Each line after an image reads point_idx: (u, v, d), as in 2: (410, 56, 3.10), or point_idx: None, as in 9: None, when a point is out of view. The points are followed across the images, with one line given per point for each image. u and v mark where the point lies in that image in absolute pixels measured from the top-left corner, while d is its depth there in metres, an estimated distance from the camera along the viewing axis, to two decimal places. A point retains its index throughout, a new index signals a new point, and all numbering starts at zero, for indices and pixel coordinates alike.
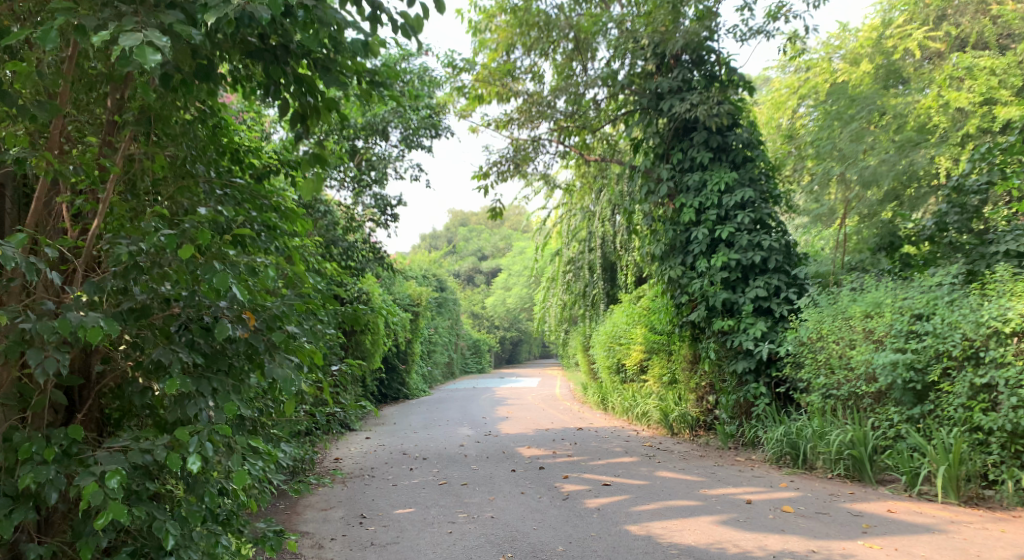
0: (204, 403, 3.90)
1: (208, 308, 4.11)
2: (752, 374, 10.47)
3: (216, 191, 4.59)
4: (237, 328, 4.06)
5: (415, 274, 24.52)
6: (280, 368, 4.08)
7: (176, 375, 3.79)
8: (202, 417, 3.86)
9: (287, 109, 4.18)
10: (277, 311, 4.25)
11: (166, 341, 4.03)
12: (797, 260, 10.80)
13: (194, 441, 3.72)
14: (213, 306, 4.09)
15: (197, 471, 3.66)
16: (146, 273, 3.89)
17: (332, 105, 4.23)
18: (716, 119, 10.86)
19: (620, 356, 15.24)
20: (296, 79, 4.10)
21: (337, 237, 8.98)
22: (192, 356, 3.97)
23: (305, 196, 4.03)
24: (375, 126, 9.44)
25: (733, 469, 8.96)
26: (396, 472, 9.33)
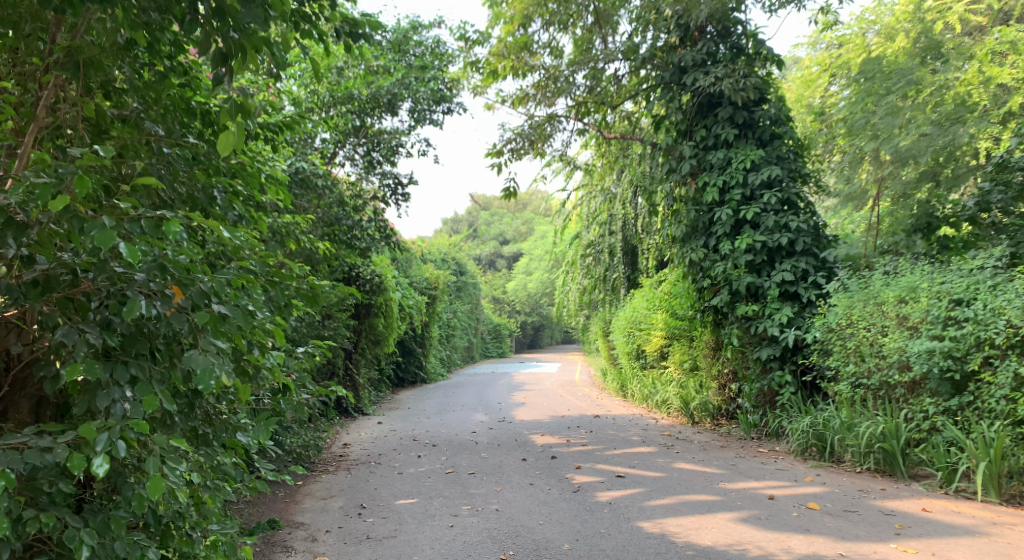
0: (117, 394, 3.54)
1: (125, 281, 3.64)
2: (777, 362, 10.00)
3: (165, 150, 4.38)
4: (158, 305, 3.62)
5: (433, 257, 24.16)
6: (203, 356, 3.66)
7: (79, 362, 3.44)
8: (114, 411, 3.52)
9: (207, 49, 3.82)
10: (209, 287, 3.76)
11: (79, 319, 3.65)
12: (827, 242, 10.25)
13: (102, 439, 3.36)
14: (129, 278, 3.63)
15: (104, 475, 3.30)
16: (31, 235, 3.53)
17: (258, 44, 3.89)
18: (743, 93, 10.34)
19: (640, 343, 14.79)
20: (216, 10, 3.75)
21: (343, 215, 8.61)
22: (104, 338, 3.57)
23: (221, 151, 3.68)
24: (383, 99, 9.04)
25: (755, 461, 8.52)
26: (402, 459, 8.99)
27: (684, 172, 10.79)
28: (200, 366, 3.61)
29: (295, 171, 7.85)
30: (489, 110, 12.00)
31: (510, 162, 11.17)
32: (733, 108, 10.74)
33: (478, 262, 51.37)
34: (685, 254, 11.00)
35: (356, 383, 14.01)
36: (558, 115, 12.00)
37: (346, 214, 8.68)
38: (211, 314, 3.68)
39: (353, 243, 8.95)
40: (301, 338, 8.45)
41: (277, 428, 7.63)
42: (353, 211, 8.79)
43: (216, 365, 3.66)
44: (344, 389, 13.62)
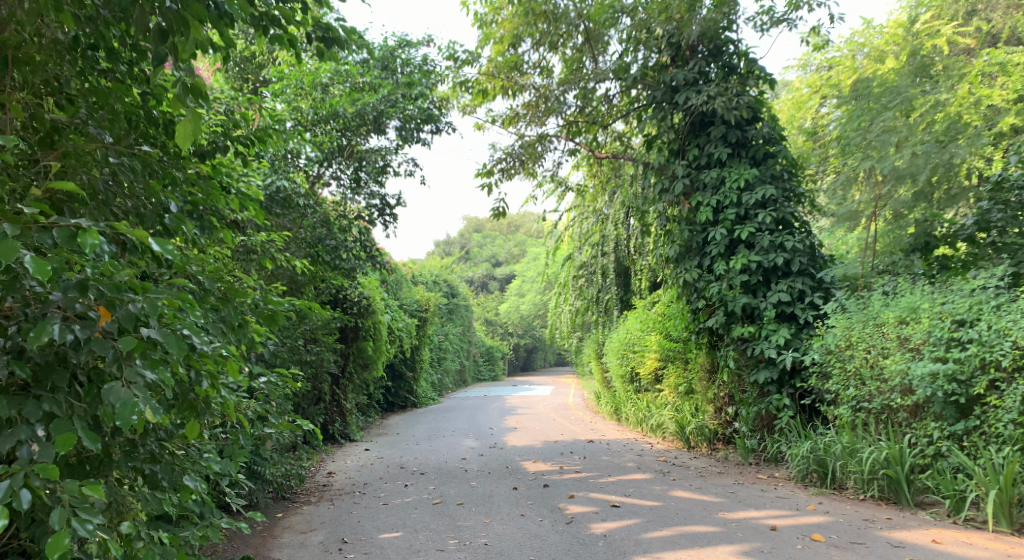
0: (26, 433, 3.35)
1: (44, 304, 3.44)
2: (775, 385, 9.74)
3: (111, 159, 4.14)
4: (83, 329, 3.41)
5: (425, 280, 23.88)
6: (125, 389, 3.43)
7: None
8: (21, 453, 3.32)
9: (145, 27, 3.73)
10: (138, 308, 3.51)
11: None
12: (823, 261, 10.03)
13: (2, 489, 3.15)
14: (47, 300, 3.43)
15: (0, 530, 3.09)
16: None
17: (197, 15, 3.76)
18: (736, 111, 10.19)
19: (634, 365, 14.52)
20: None
21: (325, 236, 8.35)
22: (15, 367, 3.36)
23: (181, 143, 3.74)
24: (368, 118, 8.82)
25: (755, 488, 8.23)
26: (389, 488, 8.67)
27: (677, 192, 10.59)
28: (120, 401, 3.39)
29: (277, 191, 7.60)
30: (479, 130, 11.81)
31: (501, 183, 10.96)
32: (726, 126, 10.57)
33: (470, 284, 51.11)
34: (679, 275, 10.77)
35: (343, 409, 13.68)
36: (549, 136, 11.83)
37: (330, 236, 8.42)
38: (138, 342, 3.45)
39: (336, 265, 8.68)
40: (282, 365, 8.16)
41: (256, 458, 7.33)
42: (336, 232, 8.54)
43: (139, 400, 3.43)
44: (332, 415, 13.29)
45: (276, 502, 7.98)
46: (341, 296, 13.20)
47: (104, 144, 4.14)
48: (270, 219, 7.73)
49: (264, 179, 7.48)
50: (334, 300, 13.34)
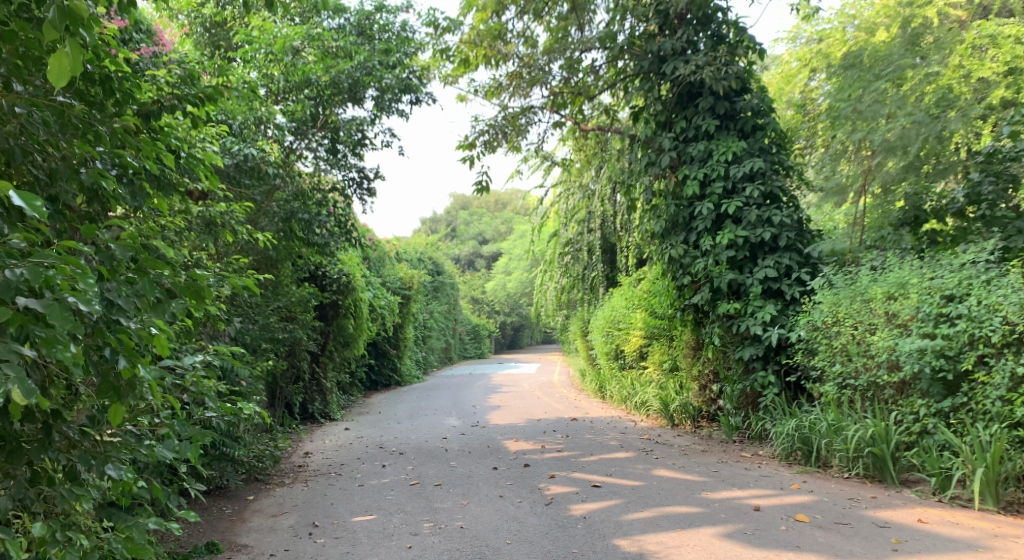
0: None
1: None
2: (760, 361, 9.59)
3: (16, 110, 3.84)
4: None
5: (409, 257, 23.59)
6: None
7: None
8: None
9: None
10: (15, 276, 3.38)
11: None
12: (810, 237, 9.85)
13: None
14: None
15: None
16: None
17: None
18: (724, 82, 9.96)
19: (619, 342, 14.35)
20: None
21: (298, 209, 8.08)
22: None
23: (55, 83, 3.36)
24: (344, 87, 8.52)
25: (739, 466, 8.10)
26: (366, 468, 8.49)
27: (663, 165, 10.36)
28: None
29: (246, 161, 7.30)
30: (461, 101, 11.51)
31: (482, 155, 10.69)
32: (714, 97, 10.32)
33: (456, 262, 50.81)
34: (664, 250, 10.56)
35: (323, 387, 13.47)
36: (532, 107, 11.54)
37: (304, 209, 8.15)
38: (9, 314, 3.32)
39: (310, 239, 8.42)
40: (254, 342, 7.92)
41: (226, 439, 7.13)
42: (311, 205, 8.26)
43: (8, 379, 3.29)
44: (311, 393, 13.08)
45: (250, 484, 7.80)
46: (320, 272, 12.92)
47: (10, 94, 3.85)
48: (240, 190, 7.44)
49: (231, 149, 7.18)
50: (313, 277, 13.06)
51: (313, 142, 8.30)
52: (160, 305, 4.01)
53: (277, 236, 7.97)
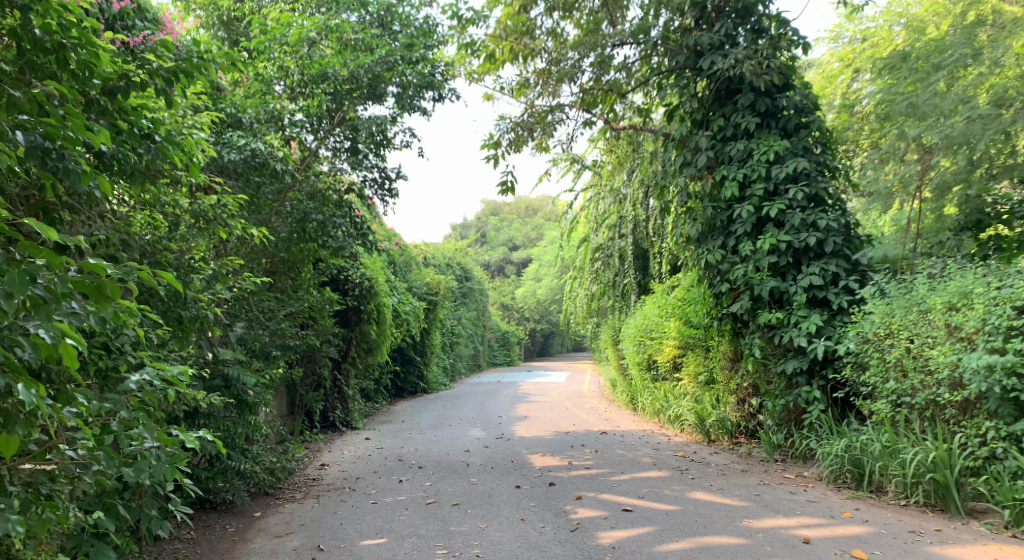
0: None
1: None
2: (804, 376, 8.95)
3: None
4: None
5: (436, 263, 23.16)
6: None
7: None
8: None
9: None
10: None
11: None
12: (858, 242, 9.19)
13: None
14: None
15: None
16: None
17: None
18: (766, 77, 9.35)
19: (651, 352, 13.74)
20: None
21: (311, 209, 7.64)
22: None
23: None
24: (363, 82, 7.99)
25: (782, 490, 7.46)
26: (381, 484, 8.01)
27: (700, 165, 9.76)
28: None
29: (255, 158, 6.88)
30: (487, 99, 11.03)
31: (509, 155, 10.20)
32: (755, 94, 9.72)
33: (486, 268, 50.37)
34: (700, 256, 9.94)
35: (345, 395, 13.06)
36: (562, 106, 11.03)
37: (317, 209, 7.71)
38: None
39: (324, 241, 7.97)
40: (264, 350, 7.48)
41: (232, 451, 6.70)
42: (325, 206, 7.82)
43: None
44: (332, 401, 12.66)
45: (258, 499, 7.36)
46: (342, 277, 12.52)
47: None
48: (250, 188, 7.02)
49: (236, 143, 6.74)
50: (335, 281, 12.66)
51: (331, 141, 7.84)
52: (43, 304, 3.46)
53: (289, 238, 7.54)
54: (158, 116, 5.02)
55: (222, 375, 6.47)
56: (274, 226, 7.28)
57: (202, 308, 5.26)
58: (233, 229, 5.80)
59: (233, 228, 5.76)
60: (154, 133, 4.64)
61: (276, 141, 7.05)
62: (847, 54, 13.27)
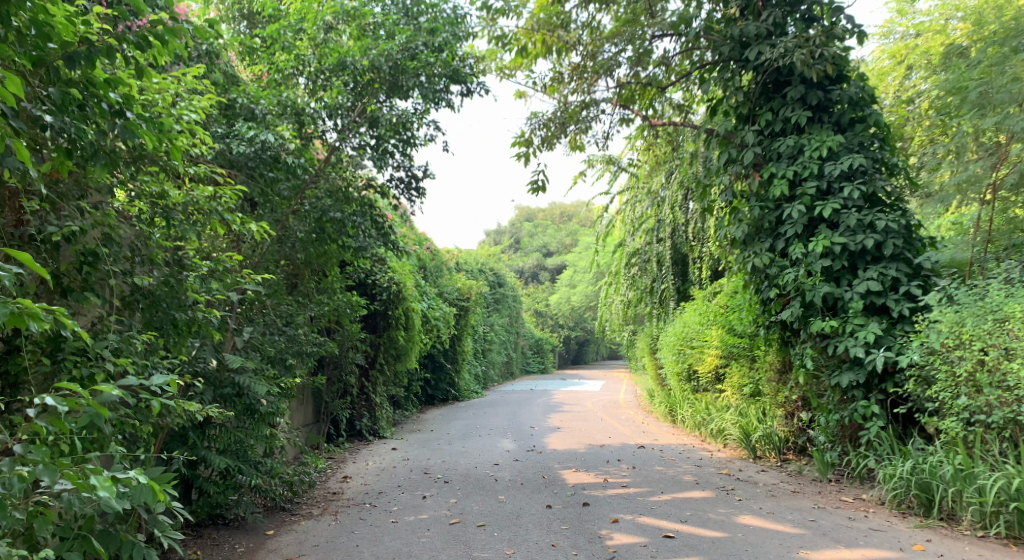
0: None
1: None
2: (861, 389, 8.25)
3: None
4: None
5: (468, 268, 22.66)
6: None
7: None
8: None
9: None
10: None
11: None
12: (919, 244, 8.50)
13: None
14: None
15: None
16: None
17: None
18: (819, 68, 8.68)
19: (691, 362, 13.07)
20: None
21: (330, 207, 7.20)
22: None
23: None
24: (384, 72, 7.52)
25: (840, 515, 6.80)
26: (404, 500, 7.52)
27: (746, 162, 9.10)
28: None
29: (266, 150, 6.45)
30: (520, 95, 10.51)
31: (543, 152, 9.67)
32: (806, 86, 9.06)
33: (520, 274, 49.83)
34: (746, 259, 9.27)
35: (372, 403, 12.59)
36: (598, 102, 10.48)
37: (338, 208, 7.28)
38: None
39: (344, 241, 7.53)
40: (280, 357, 7.05)
41: (244, 465, 6.23)
42: (347, 204, 7.38)
43: None
44: (359, 408, 12.20)
45: (272, 515, 6.89)
46: (368, 281, 12.10)
47: None
48: (263, 183, 6.60)
49: (247, 136, 6.30)
50: (361, 285, 12.26)
51: (354, 141, 7.37)
52: None
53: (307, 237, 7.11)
54: (145, 96, 4.68)
55: (232, 382, 6.02)
56: (290, 226, 6.83)
57: (200, 311, 5.06)
58: (233, 224, 5.36)
59: (231, 222, 5.33)
60: (126, 108, 4.30)
61: (289, 132, 6.64)
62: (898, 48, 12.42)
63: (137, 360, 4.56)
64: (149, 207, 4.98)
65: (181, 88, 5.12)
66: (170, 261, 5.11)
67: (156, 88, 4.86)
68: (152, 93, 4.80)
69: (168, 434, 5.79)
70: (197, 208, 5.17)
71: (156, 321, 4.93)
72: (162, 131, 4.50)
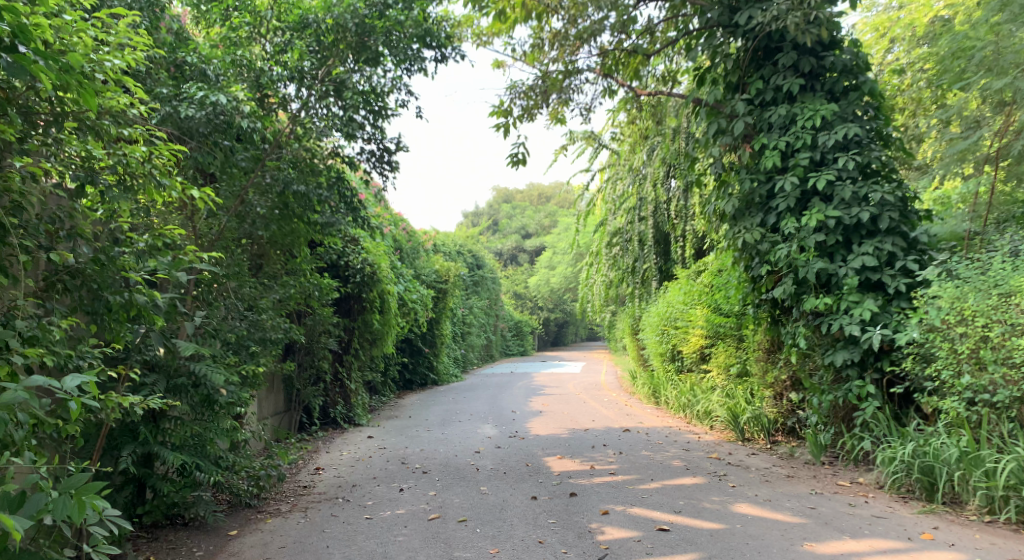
0: None
1: None
2: (855, 368, 7.93)
3: None
4: None
5: (446, 250, 22.15)
6: None
7: None
8: None
9: None
10: None
11: None
12: (915, 217, 8.17)
13: None
14: None
15: None
16: None
17: None
18: (812, 32, 8.28)
19: (675, 342, 12.73)
20: None
21: (293, 180, 6.72)
22: None
23: None
24: (350, 32, 7.02)
25: (840, 501, 6.48)
26: (380, 492, 7.11)
27: (736, 133, 8.66)
28: None
29: (219, 114, 5.93)
30: (498, 65, 10.02)
31: (522, 123, 9.19)
32: (798, 53, 8.68)
33: (498, 256, 49.36)
34: (736, 235, 8.87)
35: (346, 389, 12.10)
36: (579, 71, 10.00)
37: (301, 181, 6.80)
38: None
39: (310, 217, 7.06)
40: (243, 343, 6.56)
41: (201, 461, 5.78)
42: (312, 177, 6.89)
43: None
44: (332, 395, 11.71)
45: (236, 513, 6.42)
46: (341, 262, 11.60)
47: None
48: (218, 153, 6.09)
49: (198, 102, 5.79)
50: (333, 267, 11.75)
51: (321, 109, 6.89)
52: None
53: (269, 212, 6.63)
54: (58, 37, 4.19)
55: (187, 373, 5.58)
56: (250, 201, 6.39)
57: (136, 293, 4.56)
58: (170, 191, 4.82)
59: (167, 187, 4.79)
60: (21, 42, 3.69)
61: (243, 93, 6.13)
62: (881, 22, 11.84)
63: (55, 351, 4.14)
64: (73, 170, 4.52)
65: (110, 35, 4.66)
66: (100, 235, 4.62)
67: (75, 29, 4.34)
68: (70, 34, 4.29)
69: (115, 429, 5.35)
70: (128, 172, 4.66)
71: (86, 305, 4.52)
72: (68, 70, 3.89)
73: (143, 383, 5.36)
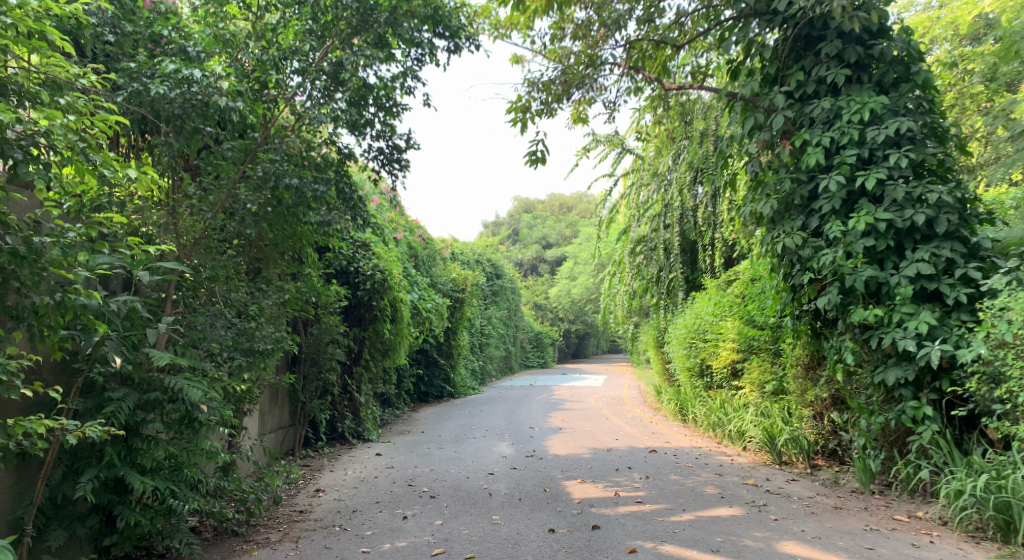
0: None
1: None
2: (910, 387, 7.15)
3: None
4: None
5: (464, 259, 21.49)
6: None
7: None
8: None
9: None
10: None
11: None
12: (975, 221, 7.40)
13: None
14: None
15: None
16: None
17: None
18: (860, 18, 7.53)
19: (703, 356, 11.97)
20: None
21: (286, 172, 6.13)
22: None
23: None
24: (351, 10, 6.44)
25: (901, 540, 5.73)
26: (382, 519, 6.43)
27: (776, 128, 7.91)
28: None
29: (195, 93, 5.35)
30: (517, 60, 9.40)
31: (542, 119, 8.54)
32: (843, 41, 7.94)
33: (519, 266, 48.71)
34: (774, 240, 8.12)
35: (355, 402, 11.44)
36: (604, 65, 9.33)
37: (294, 173, 6.20)
38: None
39: (305, 216, 6.45)
40: (230, 355, 5.93)
41: (178, 486, 5.12)
42: (306, 169, 6.29)
43: None
44: (340, 409, 11.04)
45: (220, 543, 5.78)
46: (350, 269, 10.97)
47: None
48: (198, 141, 5.48)
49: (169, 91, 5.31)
50: (342, 273, 11.13)
51: (340, 104, 6.36)
52: None
53: (258, 208, 6.03)
54: None
55: (163, 387, 4.96)
56: (239, 196, 5.84)
57: (69, 291, 4.04)
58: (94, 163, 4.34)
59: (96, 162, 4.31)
60: None
61: (221, 68, 5.55)
62: (920, 21, 10.74)
63: None
64: None
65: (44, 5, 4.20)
66: (23, 223, 4.11)
67: None
68: None
69: (79, 451, 4.73)
70: (54, 148, 4.17)
71: (8, 308, 4.01)
72: None
73: (111, 399, 4.73)
